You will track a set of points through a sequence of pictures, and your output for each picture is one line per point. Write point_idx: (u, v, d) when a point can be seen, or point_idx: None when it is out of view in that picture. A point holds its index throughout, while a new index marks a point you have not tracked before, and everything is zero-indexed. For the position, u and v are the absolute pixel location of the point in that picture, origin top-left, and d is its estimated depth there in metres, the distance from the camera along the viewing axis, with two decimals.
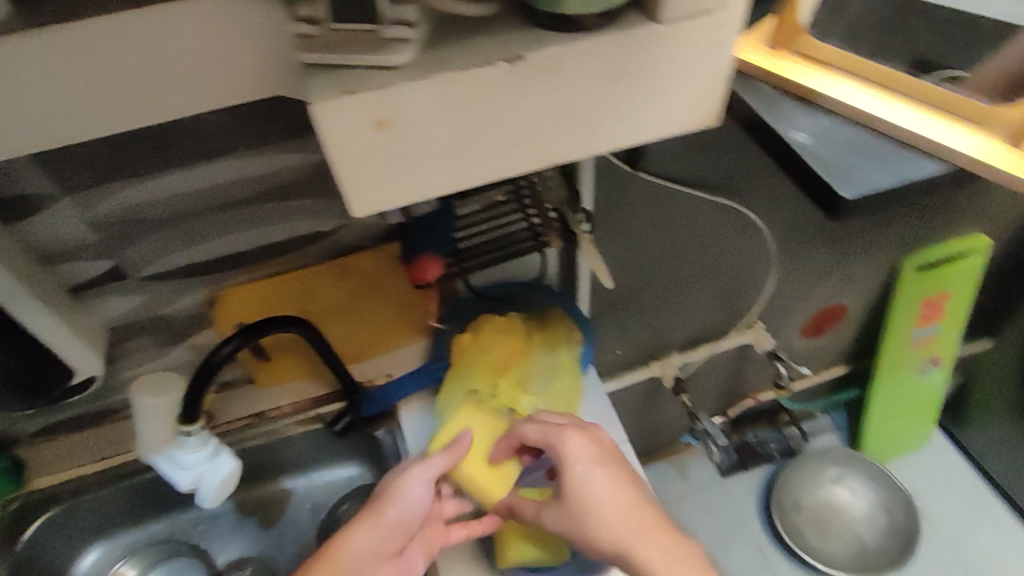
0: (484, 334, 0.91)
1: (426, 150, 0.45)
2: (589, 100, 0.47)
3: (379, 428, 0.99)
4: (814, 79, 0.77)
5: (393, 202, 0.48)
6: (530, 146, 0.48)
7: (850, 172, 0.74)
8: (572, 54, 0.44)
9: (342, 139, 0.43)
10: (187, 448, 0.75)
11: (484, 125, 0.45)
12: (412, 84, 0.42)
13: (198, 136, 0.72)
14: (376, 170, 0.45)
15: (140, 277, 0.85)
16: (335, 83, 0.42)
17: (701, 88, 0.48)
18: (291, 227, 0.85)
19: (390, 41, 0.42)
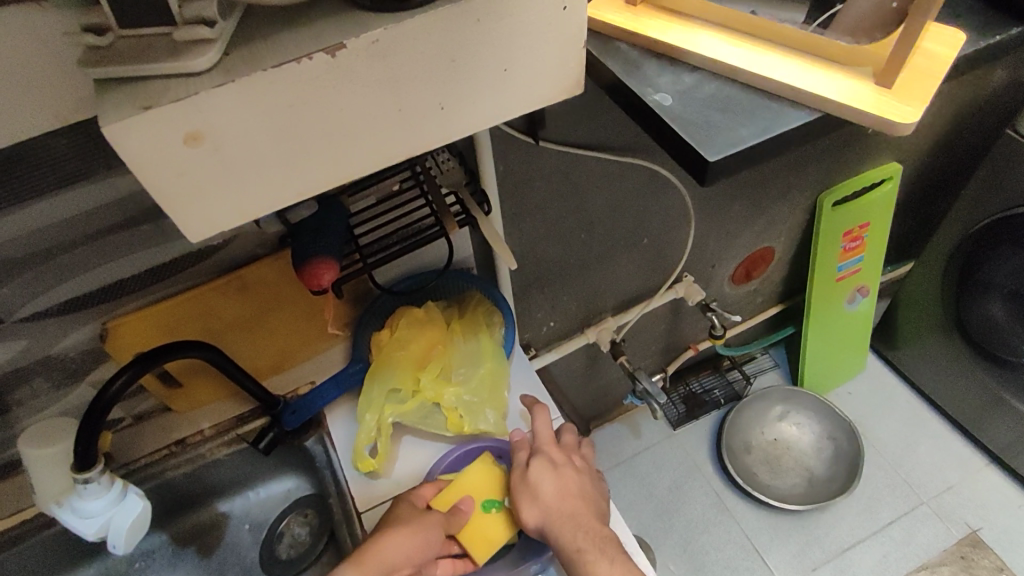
0: (398, 330, 0.87)
1: (255, 155, 0.43)
2: (431, 80, 0.45)
3: (307, 437, 0.96)
4: (671, 32, 0.68)
5: (227, 219, 0.46)
6: (379, 135, 0.46)
7: (713, 132, 0.61)
8: (399, 36, 0.42)
9: (149, 158, 0.40)
10: (89, 497, 0.69)
11: (315, 128, 0.44)
12: (214, 95, 0.39)
13: (47, 164, 0.66)
14: (202, 185, 0.43)
15: (16, 321, 0.78)
16: (128, 100, 0.39)
17: (551, 51, 0.48)
18: (176, 247, 0.79)
19: (187, 46, 0.41)
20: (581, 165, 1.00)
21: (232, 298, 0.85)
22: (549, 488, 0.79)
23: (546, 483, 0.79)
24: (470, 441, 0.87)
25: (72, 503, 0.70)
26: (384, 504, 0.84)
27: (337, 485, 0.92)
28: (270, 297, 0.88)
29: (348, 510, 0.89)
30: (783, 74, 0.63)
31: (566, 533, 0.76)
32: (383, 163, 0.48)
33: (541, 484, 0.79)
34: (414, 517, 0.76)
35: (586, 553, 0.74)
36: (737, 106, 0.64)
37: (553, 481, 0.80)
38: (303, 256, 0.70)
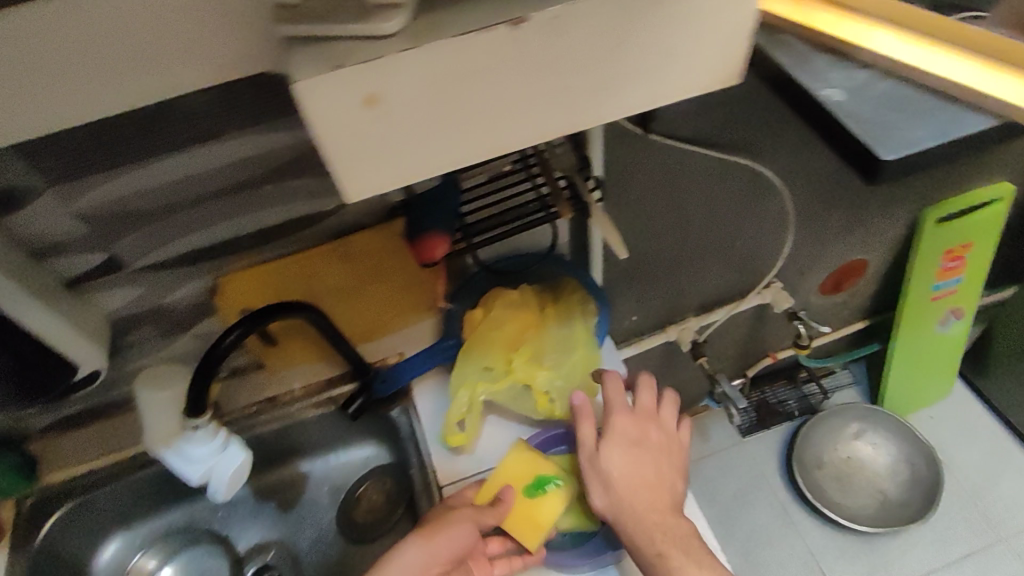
0: (493, 310, 0.87)
1: (423, 122, 0.43)
2: (603, 59, 0.44)
3: (392, 407, 0.96)
4: (840, 24, 0.65)
5: (379, 183, 0.46)
6: (542, 111, 0.46)
7: (886, 133, 0.59)
8: (584, 12, 0.41)
9: (327, 121, 0.41)
10: (194, 443, 0.72)
11: (480, 101, 0.44)
12: (396, 59, 0.39)
13: (185, 122, 0.67)
14: (369, 149, 0.43)
15: (136, 269, 0.80)
16: (318, 58, 0.40)
17: (725, 36, 0.46)
18: (293, 209, 0.80)
19: (376, 7, 0.40)
20: (685, 159, 0.97)
21: (336, 264, 0.87)
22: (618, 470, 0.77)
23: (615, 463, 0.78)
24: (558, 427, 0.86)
25: (176, 448, 0.72)
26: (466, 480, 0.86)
27: (421, 457, 0.92)
28: (371, 267, 0.89)
29: (426, 482, 0.89)
30: (962, 76, 0.61)
31: (642, 535, 0.74)
32: (539, 140, 0.48)
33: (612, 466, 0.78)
34: (447, 515, 0.75)
35: (666, 557, 0.73)
36: (902, 106, 0.61)
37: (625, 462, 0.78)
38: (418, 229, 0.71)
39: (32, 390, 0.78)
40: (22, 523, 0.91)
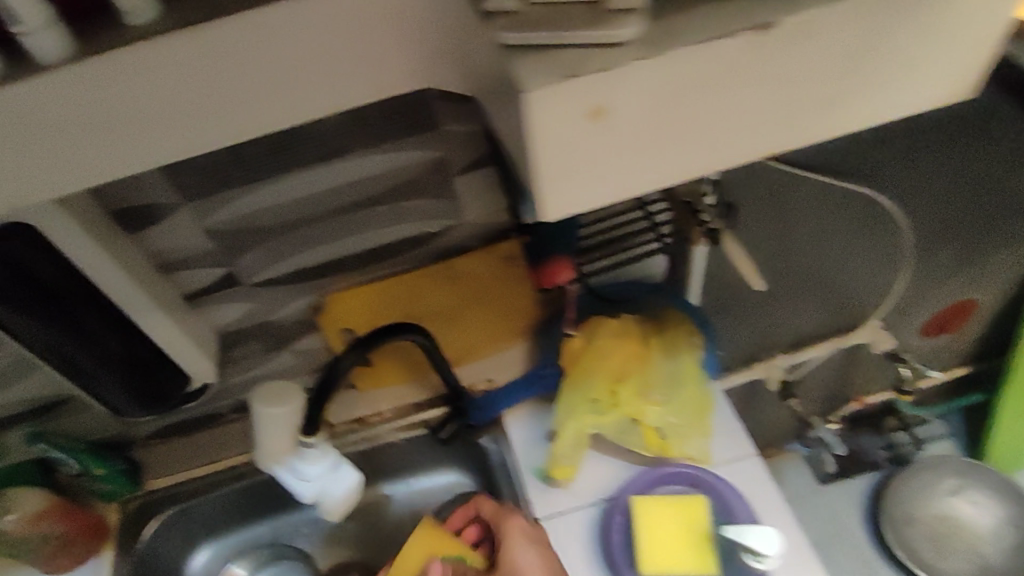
0: (597, 340, 0.86)
1: (640, 135, 0.42)
2: (828, 72, 0.43)
3: (481, 435, 0.93)
4: None
5: (578, 202, 0.45)
6: (755, 126, 0.45)
7: None
8: (825, 21, 0.40)
9: (549, 132, 0.40)
10: (308, 461, 0.73)
11: (706, 115, 0.43)
12: (635, 68, 0.39)
13: (320, 139, 0.70)
14: (580, 162, 0.42)
15: (251, 284, 0.82)
16: (549, 65, 0.39)
17: (950, 54, 0.45)
18: (405, 228, 0.81)
19: (613, 14, 0.39)
20: (790, 190, 0.95)
21: (441, 286, 0.87)
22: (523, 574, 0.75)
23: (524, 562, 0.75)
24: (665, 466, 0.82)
25: (291, 464, 0.73)
26: (562, 515, 0.83)
27: (514, 487, 0.88)
28: (474, 290, 0.89)
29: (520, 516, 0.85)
30: None
31: None
32: (744, 160, 0.47)
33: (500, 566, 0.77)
34: None
35: None
36: None
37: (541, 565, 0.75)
38: (543, 255, 0.72)
39: (154, 397, 0.81)
40: (123, 529, 0.93)
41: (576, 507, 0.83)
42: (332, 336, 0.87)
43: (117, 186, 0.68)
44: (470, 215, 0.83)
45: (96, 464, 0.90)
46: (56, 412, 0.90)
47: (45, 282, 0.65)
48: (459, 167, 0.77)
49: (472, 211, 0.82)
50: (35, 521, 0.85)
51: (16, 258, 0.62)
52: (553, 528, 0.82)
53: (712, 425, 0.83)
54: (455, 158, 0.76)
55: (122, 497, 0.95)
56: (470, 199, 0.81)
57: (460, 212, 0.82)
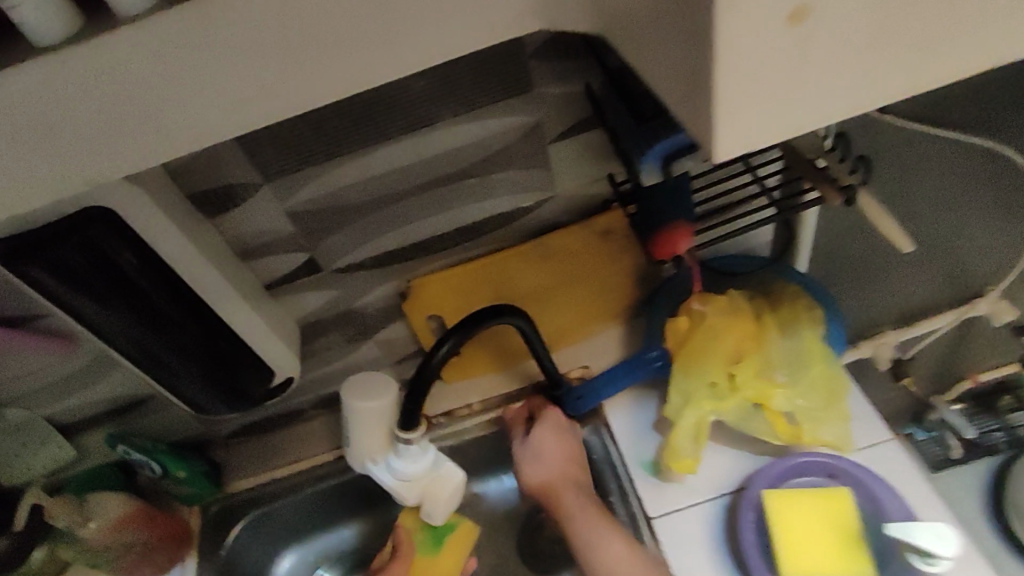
0: (709, 317, 0.76)
1: (841, 48, 0.34)
2: None
3: (580, 427, 0.86)
4: None
5: (759, 138, 0.37)
6: (979, 31, 0.36)
7: None
8: None
9: (736, 48, 0.32)
10: (409, 460, 0.65)
11: (931, 14, 0.34)
12: None
13: (403, 108, 0.63)
14: (766, 86, 0.34)
15: (334, 269, 0.76)
16: None
17: None
18: (497, 204, 0.74)
19: None
20: (919, 145, 0.84)
21: (534, 266, 0.80)
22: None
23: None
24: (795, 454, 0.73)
25: (390, 462, 0.66)
26: (679, 511, 0.76)
27: (620, 482, 0.81)
28: (568, 268, 0.82)
29: (633, 513, 0.78)
30: None
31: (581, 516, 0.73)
32: (957, 79, 0.38)
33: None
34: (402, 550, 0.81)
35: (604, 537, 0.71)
36: None
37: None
38: (655, 223, 0.62)
39: (234, 395, 0.76)
40: (206, 534, 0.88)
41: (693, 501, 0.77)
42: (418, 322, 0.82)
43: (194, 166, 0.63)
44: (566, 185, 0.74)
45: (175, 467, 0.85)
46: (138, 411, 0.87)
47: (121, 271, 0.59)
48: (556, 133, 0.68)
49: (570, 181, 0.73)
50: (118, 528, 0.80)
51: (89, 245, 0.56)
52: (671, 525, 0.76)
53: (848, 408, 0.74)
54: (552, 123, 0.67)
55: (205, 500, 0.90)
56: (566, 169, 0.72)
57: (555, 183, 0.73)
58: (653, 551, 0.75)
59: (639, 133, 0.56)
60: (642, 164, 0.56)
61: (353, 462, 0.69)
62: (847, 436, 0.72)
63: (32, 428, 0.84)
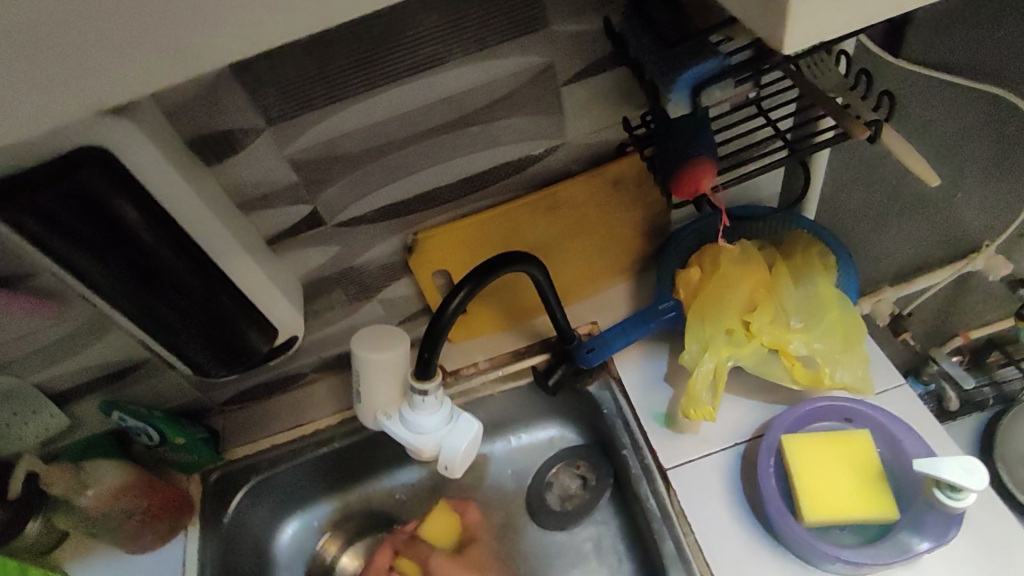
0: (722, 266, 0.76)
1: None
2: None
3: (590, 382, 0.84)
4: None
5: (835, 27, 0.37)
6: None
7: None
8: None
9: None
10: (424, 412, 0.62)
11: None
12: None
13: (413, 44, 0.59)
14: None
15: (335, 223, 0.73)
16: None
17: None
18: (504, 152, 0.70)
19: None
20: (943, 96, 0.81)
21: (542, 219, 0.77)
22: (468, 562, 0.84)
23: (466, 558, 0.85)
24: (818, 399, 0.73)
25: (404, 415, 0.63)
26: (693, 461, 0.76)
27: (631, 436, 0.80)
28: (577, 220, 0.79)
29: (644, 464, 0.77)
30: None
31: None
32: None
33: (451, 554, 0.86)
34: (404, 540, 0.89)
35: None
36: None
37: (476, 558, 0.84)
38: (675, 160, 0.60)
39: (233, 355, 0.72)
40: (209, 501, 0.86)
41: (707, 452, 0.76)
42: (425, 277, 0.79)
43: (191, 106, 0.59)
44: (576, 133, 0.71)
45: (175, 433, 0.82)
46: (130, 377, 0.83)
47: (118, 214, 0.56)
48: (568, 77, 0.66)
49: (579, 124, 0.70)
50: (115, 495, 0.78)
51: (84, 187, 0.52)
52: (686, 475, 0.75)
53: (867, 352, 0.73)
54: (565, 62, 0.65)
55: (203, 470, 0.88)
56: (578, 114, 0.69)
57: (565, 131, 0.70)
58: (668, 503, 0.74)
59: (669, 58, 0.55)
60: (671, 92, 0.54)
61: (366, 418, 0.67)
62: (867, 378, 0.71)
63: (19, 395, 0.79)
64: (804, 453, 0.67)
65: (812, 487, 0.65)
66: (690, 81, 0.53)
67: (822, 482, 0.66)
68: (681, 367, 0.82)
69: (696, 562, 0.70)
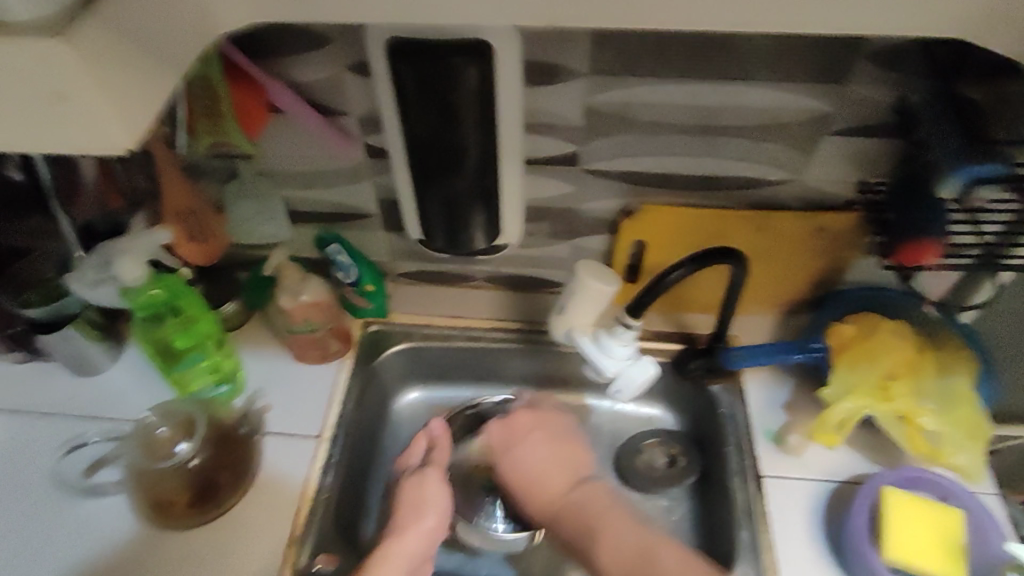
0: (878, 332, 0.87)
1: None
2: None
3: (714, 382, 0.96)
4: None
5: None
6: None
7: None
8: None
9: None
10: (619, 342, 0.76)
11: None
12: None
13: (738, 55, 0.71)
14: None
15: (585, 169, 0.85)
16: None
17: None
18: (750, 168, 0.82)
19: None
20: None
21: (747, 232, 0.88)
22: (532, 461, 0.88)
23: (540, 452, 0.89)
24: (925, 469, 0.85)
25: (600, 340, 0.77)
26: (790, 479, 0.87)
27: (736, 437, 0.91)
28: (771, 248, 0.90)
29: (743, 466, 0.88)
30: None
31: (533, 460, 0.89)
32: None
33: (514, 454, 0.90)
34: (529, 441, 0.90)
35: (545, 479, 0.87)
36: None
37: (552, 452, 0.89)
38: (914, 230, 0.74)
39: (462, 239, 0.84)
40: (366, 347, 1.00)
41: (801, 477, 0.87)
42: (624, 241, 0.91)
43: (548, 37, 0.71)
44: (813, 176, 0.82)
45: (367, 282, 0.97)
46: (354, 223, 0.96)
47: (466, 93, 0.68)
48: (837, 128, 0.76)
49: (824, 171, 0.81)
50: (309, 308, 0.91)
51: (456, 70, 0.65)
52: (780, 487, 0.86)
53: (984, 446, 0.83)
54: (840, 118, 0.75)
55: (367, 319, 1.02)
56: (823, 163, 0.80)
57: (805, 171, 0.81)
58: (754, 501, 0.85)
59: (963, 150, 0.67)
60: (950, 175, 0.67)
61: (558, 332, 0.81)
62: (978, 468, 0.83)
63: (269, 201, 0.93)
64: (893, 506, 0.79)
65: (905, 532, 0.77)
66: (969, 174, 0.66)
67: (910, 534, 0.78)
68: (798, 402, 0.94)
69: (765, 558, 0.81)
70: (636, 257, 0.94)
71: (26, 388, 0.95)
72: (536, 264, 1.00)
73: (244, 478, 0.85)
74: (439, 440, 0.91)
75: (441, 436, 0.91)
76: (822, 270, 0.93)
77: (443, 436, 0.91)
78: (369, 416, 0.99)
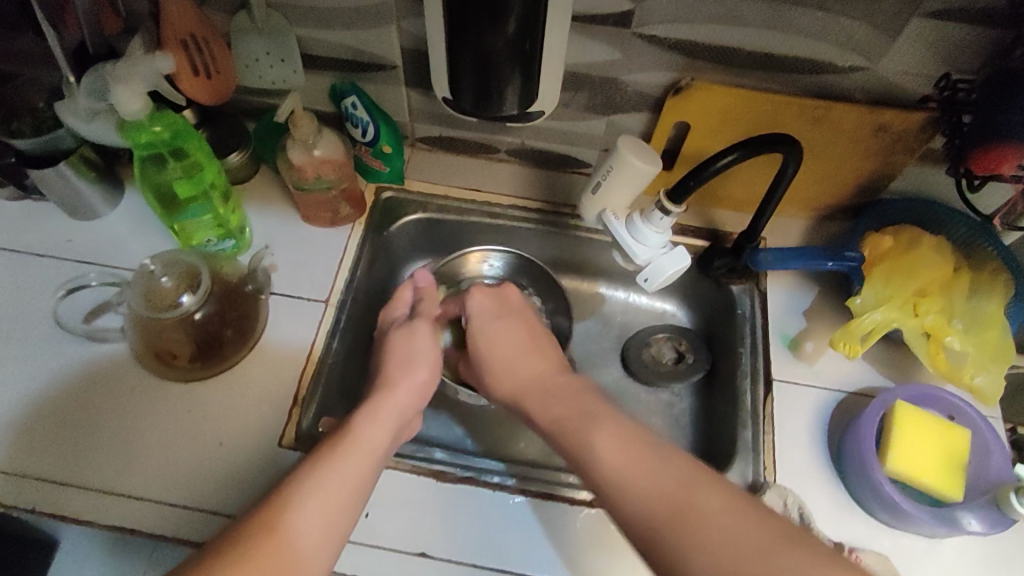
0: (918, 247, 0.83)
1: None
2: None
3: (736, 282, 0.92)
4: None
5: None
6: None
7: None
8: None
9: None
10: (655, 228, 0.72)
11: None
12: None
13: None
14: None
15: (638, 34, 0.76)
16: None
17: None
18: (821, 47, 0.73)
19: None
20: None
21: (802, 122, 0.81)
22: (487, 341, 0.82)
23: (506, 337, 0.82)
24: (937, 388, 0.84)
25: (636, 223, 0.73)
26: (800, 385, 0.85)
27: (750, 340, 0.89)
28: (824, 142, 0.83)
29: (754, 367, 0.87)
30: None
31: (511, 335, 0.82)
32: None
33: (478, 331, 0.83)
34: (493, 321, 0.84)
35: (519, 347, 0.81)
36: None
37: (530, 332, 0.83)
38: (993, 134, 0.68)
39: (492, 103, 0.76)
40: (378, 214, 0.95)
41: (808, 383, 0.86)
42: (665, 124, 0.84)
43: None
44: (889, 64, 0.74)
45: (385, 142, 0.90)
46: (374, 74, 0.88)
47: None
48: (934, 9, 0.67)
49: (903, 59, 0.73)
50: (321, 164, 0.85)
51: None
52: (789, 392, 0.85)
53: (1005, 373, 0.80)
54: None
55: (380, 184, 0.96)
56: (905, 52, 0.72)
57: (883, 58, 0.73)
58: (761, 402, 0.84)
59: None
60: None
61: (590, 212, 0.77)
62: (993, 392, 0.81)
63: (282, 38, 0.84)
64: (903, 419, 0.78)
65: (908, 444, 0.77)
66: None
67: (913, 447, 0.77)
68: (819, 309, 0.91)
69: (764, 457, 0.81)
70: (675, 141, 0.88)
71: (21, 219, 0.91)
72: (566, 140, 0.93)
73: (246, 335, 0.83)
74: (427, 289, 0.87)
75: (428, 286, 0.88)
76: (874, 173, 0.86)
77: (430, 288, 0.88)
78: (376, 283, 0.96)
